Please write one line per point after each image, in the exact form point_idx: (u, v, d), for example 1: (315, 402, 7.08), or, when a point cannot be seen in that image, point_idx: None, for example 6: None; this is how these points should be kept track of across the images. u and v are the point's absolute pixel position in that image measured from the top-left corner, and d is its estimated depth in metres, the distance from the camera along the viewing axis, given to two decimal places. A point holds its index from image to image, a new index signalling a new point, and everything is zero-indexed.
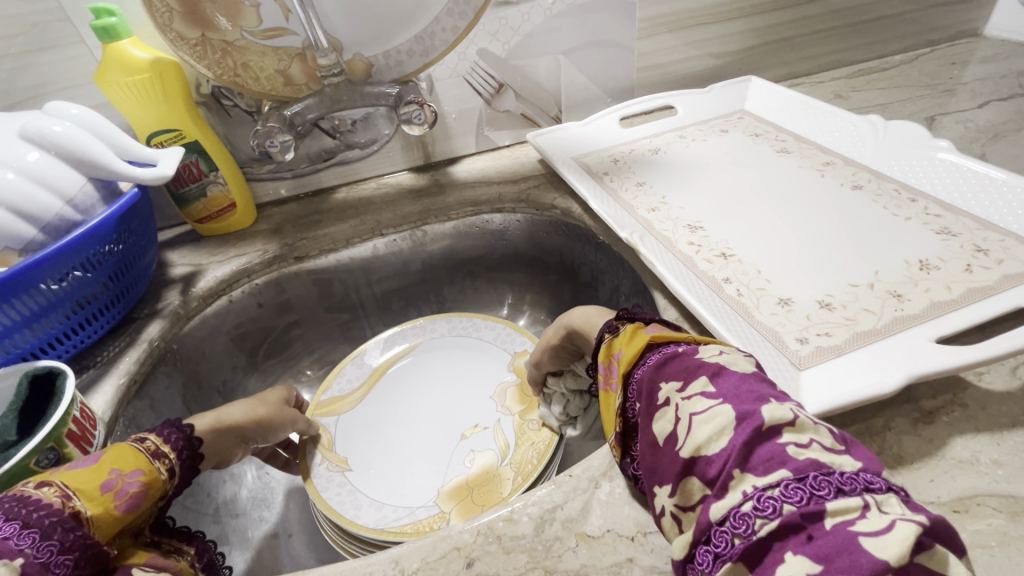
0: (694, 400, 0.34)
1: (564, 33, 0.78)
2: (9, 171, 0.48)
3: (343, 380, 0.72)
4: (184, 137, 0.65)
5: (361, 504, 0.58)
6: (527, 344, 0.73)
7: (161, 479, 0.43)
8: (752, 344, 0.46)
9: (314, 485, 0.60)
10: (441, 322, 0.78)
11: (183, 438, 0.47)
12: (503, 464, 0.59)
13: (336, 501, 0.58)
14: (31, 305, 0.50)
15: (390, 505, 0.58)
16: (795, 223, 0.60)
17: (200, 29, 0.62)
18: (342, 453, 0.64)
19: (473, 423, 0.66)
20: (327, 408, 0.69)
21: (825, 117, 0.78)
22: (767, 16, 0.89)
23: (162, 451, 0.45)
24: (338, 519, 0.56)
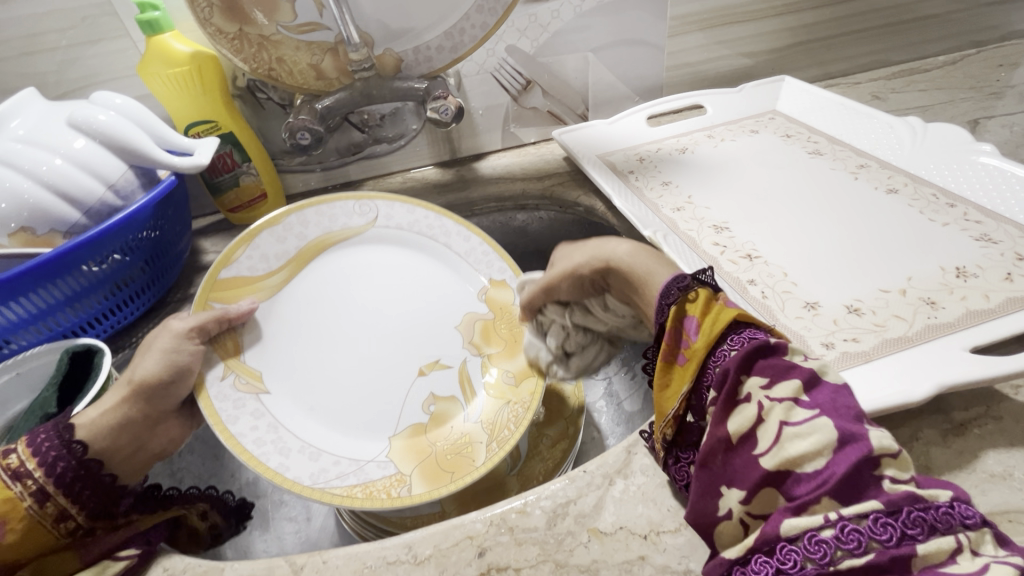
0: (787, 407, 0.33)
1: (593, 31, 0.77)
2: (56, 156, 0.51)
3: (256, 256, 0.57)
4: (220, 128, 0.67)
5: (290, 451, 0.51)
6: (505, 274, 0.65)
7: (24, 506, 0.39)
8: None
9: (218, 412, 0.49)
10: (399, 209, 0.65)
11: (60, 447, 0.41)
12: (471, 422, 0.58)
13: (259, 446, 0.49)
14: (74, 285, 0.52)
15: (329, 455, 0.52)
16: (822, 226, 0.58)
17: (238, 24, 0.64)
18: (254, 366, 0.53)
19: (433, 358, 0.61)
20: (229, 289, 0.55)
21: (862, 118, 0.76)
22: (804, 15, 0.86)
23: (25, 470, 0.39)
24: (261, 468, 0.48)
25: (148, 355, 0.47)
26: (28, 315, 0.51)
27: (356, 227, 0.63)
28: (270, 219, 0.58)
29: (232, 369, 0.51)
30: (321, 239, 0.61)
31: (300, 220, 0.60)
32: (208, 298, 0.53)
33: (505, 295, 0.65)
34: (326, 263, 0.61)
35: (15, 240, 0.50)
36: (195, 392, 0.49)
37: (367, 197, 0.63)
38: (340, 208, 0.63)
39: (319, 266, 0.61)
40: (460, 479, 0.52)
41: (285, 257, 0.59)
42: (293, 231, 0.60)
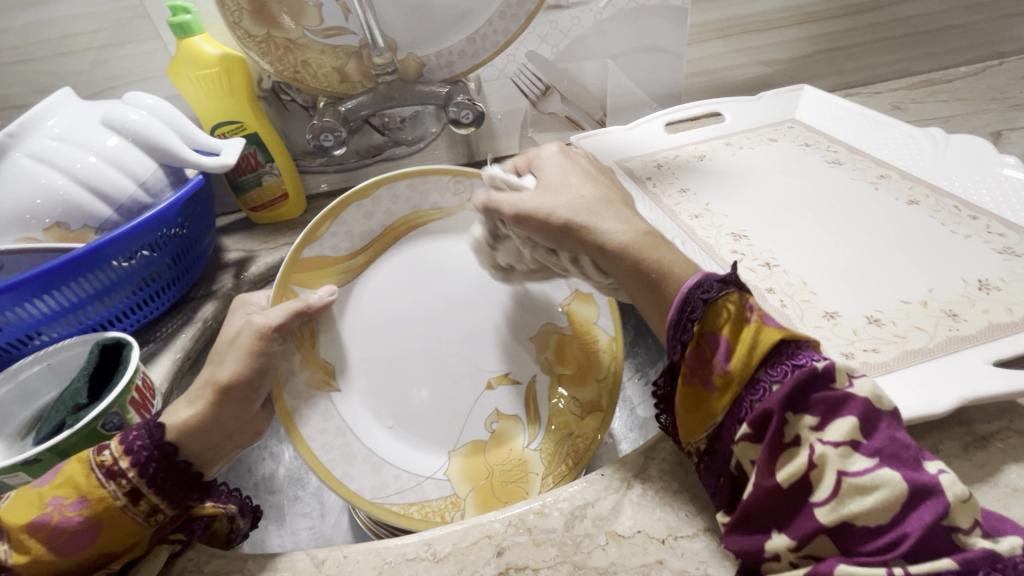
0: (844, 453, 0.31)
1: (613, 37, 0.78)
2: (91, 154, 0.52)
3: (341, 233, 0.56)
4: (245, 129, 0.68)
5: (354, 459, 0.53)
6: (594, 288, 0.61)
7: (116, 505, 0.37)
8: None
9: (291, 411, 0.50)
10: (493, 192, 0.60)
11: (151, 447, 0.39)
12: (530, 449, 0.58)
13: (326, 454, 0.51)
14: (105, 280, 0.54)
15: (391, 467, 0.54)
16: (840, 236, 0.58)
17: (266, 27, 0.65)
18: (329, 361, 0.54)
19: (502, 372, 0.60)
20: (310, 271, 0.54)
21: (883, 128, 0.76)
22: (824, 24, 0.86)
23: (120, 468, 0.38)
24: (329, 478, 0.50)
25: (233, 355, 0.44)
26: (58, 309, 0.52)
27: (446, 208, 0.60)
28: (356, 195, 0.55)
29: (308, 364, 0.52)
30: (405, 221, 0.59)
31: (389, 195, 0.57)
32: (288, 281, 0.52)
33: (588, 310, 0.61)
34: (407, 252, 0.60)
35: (51, 235, 0.52)
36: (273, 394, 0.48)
37: (460, 173, 0.58)
38: (432, 183, 0.59)
39: (398, 255, 0.59)
40: None
41: (369, 236, 0.57)
42: (379, 207, 0.57)
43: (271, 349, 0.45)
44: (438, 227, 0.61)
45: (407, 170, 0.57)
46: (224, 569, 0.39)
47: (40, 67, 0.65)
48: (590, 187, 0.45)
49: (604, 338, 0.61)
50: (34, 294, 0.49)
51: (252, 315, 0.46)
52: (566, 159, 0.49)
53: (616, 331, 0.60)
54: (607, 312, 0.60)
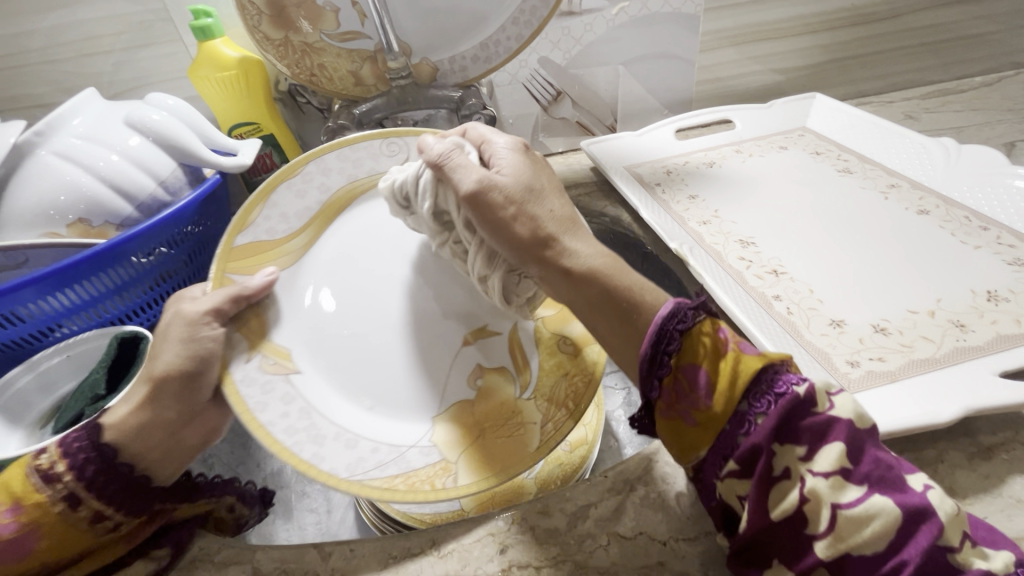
0: (835, 485, 0.31)
1: (624, 44, 0.79)
2: (113, 153, 0.54)
3: (275, 215, 0.52)
4: (261, 130, 0.70)
5: (324, 439, 0.45)
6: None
7: (56, 511, 0.37)
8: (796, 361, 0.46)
9: (246, 400, 0.44)
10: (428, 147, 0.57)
11: (89, 449, 0.39)
12: (524, 398, 0.51)
13: (290, 436, 0.44)
14: (124, 275, 0.55)
15: (366, 442, 0.47)
16: (848, 245, 0.58)
17: (284, 31, 0.66)
18: (283, 345, 0.49)
19: (480, 325, 0.56)
20: (247, 258, 0.50)
21: (894, 138, 0.76)
22: (837, 33, 0.86)
23: (56, 472, 0.38)
24: (294, 461, 0.43)
25: (169, 345, 0.43)
26: (78, 303, 0.53)
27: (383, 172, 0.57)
28: (285, 172, 0.52)
29: (258, 351, 0.47)
30: (345, 191, 0.56)
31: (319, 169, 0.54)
32: (224, 270, 0.48)
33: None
34: (346, 228, 0.57)
35: (73, 230, 0.53)
36: (220, 383, 0.44)
37: (393, 134, 0.56)
38: (365, 150, 0.56)
39: (347, 225, 0.57)
40: (513, 468, 0.46)
41: (308, 215, 0.54)
42: (312, 183, 0.54)
43: (215, 334, 0.44)
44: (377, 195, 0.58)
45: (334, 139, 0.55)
46: (233, 559, 0.40)
47: (66, 67, 0.67)
48: (557, 204, 0.44)
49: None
50: (56, 288, 0.51)
51: (180, 305, 0.45)
52: (527, 162, 0.47)
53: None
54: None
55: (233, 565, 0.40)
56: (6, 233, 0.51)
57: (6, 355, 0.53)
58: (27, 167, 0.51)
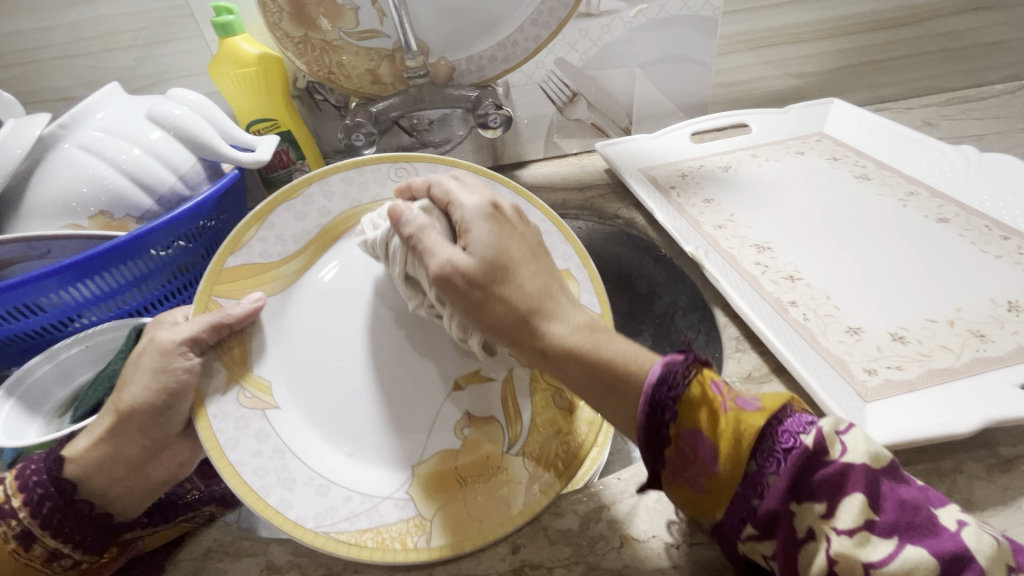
0: (863, 541, 0.30)
1: (641, 46, 0.79)
2: (135, 146, 0.55)
3: (270, 238, 0.48)
4: (280, 127, 0.70)
5: (295, 484, 0.41)
6: (570, 263, 0.56)
7: (10, 548, 0.37)
8: (814, 368, 0.45)
9: (217, 437, 0.41)
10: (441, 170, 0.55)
11: (48, 485, 0.38)
12: (512, 454, 0.46)
13: (259, 479, 0.40)
14: (142, 267, 0.56)
15: (339, 490, 0.42)
16: (866, 252, 0.58)
17: (303, 29, 0.67)
18: (265, 377, 0.45)
19: (472, 369, 0.51)
20: (235, 282, 0.46)
21: (913, 145, 0.75)
22: (856, 38, 0.86)
23: (11, 508, 0.37)
24: (258, 506, 0.39)
25: (137, 377, 0.40)
26: (97, 294, 0.54)
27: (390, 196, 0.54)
28: (283, 194, 0.49)
29: (235, 382, 0.43)
30: (346, 215, 0.53)
31: (322, 192, 0.51)
32: (210, 293, 0.45)
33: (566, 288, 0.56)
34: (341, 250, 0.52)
35: (94, 223, 0.53)
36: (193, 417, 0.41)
37: (402, 160, 0.54)
38: (371, 173, 0.53)
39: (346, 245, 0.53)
40: (494, 533, 0.40)
41: (304, 238, 0.50)
42: (313, 206, 0.51)
43: (190, 365, 0.40)
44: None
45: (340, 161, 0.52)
46: (247, 551, 0.41)
47: (88, 61, 0.68)
48: (529, 277, 0.41)
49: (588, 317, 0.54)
50: (76, 279, 0.51)
51: (157, 332, 0.41)
52: (496, 228, 0.43)
53: (602, 308, 0.55)
54: (588, 288, 0.56)
55: (247, 557, 0.41)
56: (31, 224, 0.52)
57: (28, 344, 0.54)
58: (52, 159, 0.52)
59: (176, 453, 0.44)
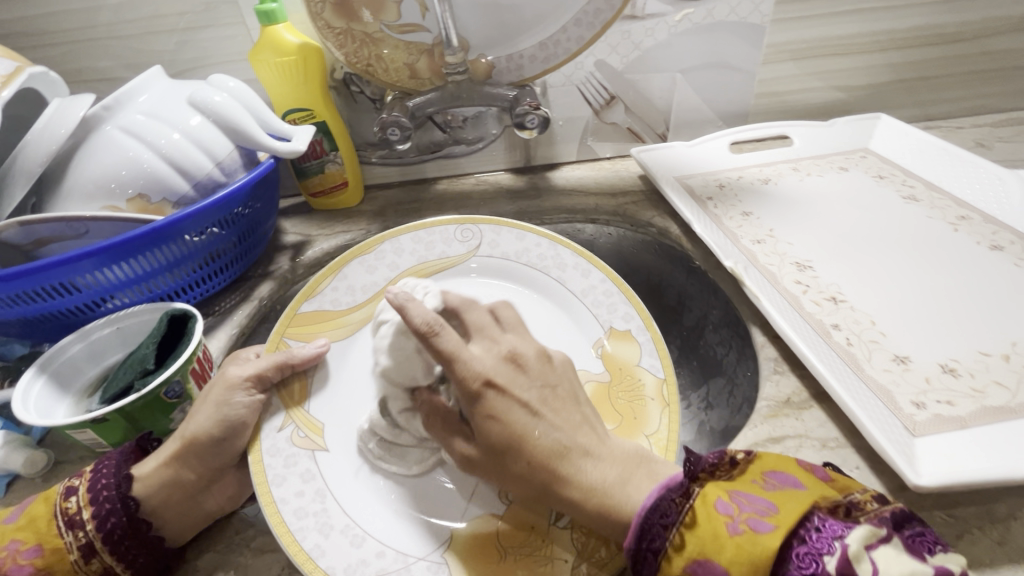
0: None
1: (684, 52, 0.77)
2: (175, 131, 0.55)
3: (343, 286, 0.56)
4: (314, 117, 0.70)
5: (331, 530, 0.42)
6: (631, 324, 0.57)
7: (71, 560, 0.38)
8: (859, 398, 0.43)
9: (266, 470, 0.43)
10: (506, 233, 0.62)
11: (115, 500, 0.40)
12: (558, 525, 0.43)
13: (297, 520, 0.41)
14: (175, 252, 0.56)
15: (373, 542, 0.42)
16: (915, 279, 0.55)
17: (346, 20, 0.67)
18: (317, 417, 0.48)
19: None
20: (307, 326, 0.53)
21: (966, 166, 0.72)
22: (909, 52, 0.83)
23: (80, 519, 0.39)
24: (292, 549, 0.40)
25: (203, 408, 0.44)
26: (131, 277, 0.54)
27: (455, 255, 0.61)
28: (359, 249, 0.58)
29: (293, 420, 0.47)
30: (413, 270, 0.60)
31: (393, 248, 0.59)
32: (283, 334, 0.52)
33: (628, 350, 0.56)
34: None
35: (132, 206, 0.54)
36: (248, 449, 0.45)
37: (468, 222, 0.62)
38: (440, 234, 0.62)
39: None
40: None
41: (373, 289, 0.57)
42: (384, 260, 0.59)
43: (249, 402, 0.45)
44: (443, 275, 0.61)
45: (411, 223, 0.61)
46: (268, 547, 0.42)
47: (132, 43, 0.69)
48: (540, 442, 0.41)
49: (650, 382, 0.53)
50: (112, 261, 0.51)
51: (228, 366, 0.46)
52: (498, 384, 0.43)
53: (665, 372, 0.53)
54: (651, 351, 0.55)
55: (268, 553, 0.41)
56: (70, 203, 0.52)
57: (62, 322, 0.54)
58: (95, 141, 0.53)
59: (225, 485, 0.45)
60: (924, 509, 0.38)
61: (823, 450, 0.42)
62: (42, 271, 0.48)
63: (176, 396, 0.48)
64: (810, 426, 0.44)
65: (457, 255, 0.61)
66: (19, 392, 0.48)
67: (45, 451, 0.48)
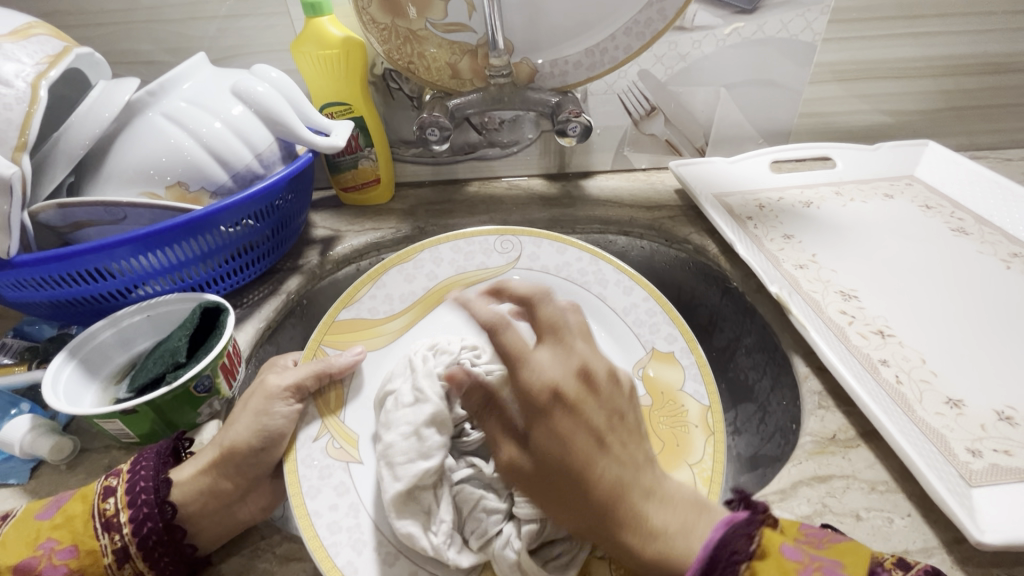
0: None
1: (731, 67, 0.75)
2: (217, 120, 0.54)
3: (380, 296, 0.57)
4: (352, 112, 0.69)
5: (364, 547, 0.42)
6: (675, 346, 0.56)
7: (104, 563, 0.38)
8: (911, 440, 0.41)
9: (301, 482, 0.44)
10: (546, 246, 0.62)
11: (153, 505, 0.40)
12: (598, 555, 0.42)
13: (330, 535, 0.42)
14: (211, 243, 0.55)
15: (404, 562, 0.41)
16: (967, 317, 0.53)
17: (391, 16, 0.66)
18: (351, 429, 0.49)
19: None
20: (342, 333, 0.54)
21: (1017, 201, 0.70)
22: (962, 80, 0.80)
23: (117, 522, 0.39)
24: (327, 566, 0.39)
25: (241, 418, 0.44)
26: (164, 266, 0.54)
27: (495, 266, 0.61)
28: (399, 259, 0.59)
29: (327, 430, 0.48)
30: (451, 280, 0.60)
31: (431, 258, 0.60)
32: (320, 342, 0.53)
33: (670, 373, 0.55)
34: (451, 307, 0.59)
35: (170, 193, 0.53)
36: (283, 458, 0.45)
37: (509, 233, 0.62)
38: (479, 244, 0.62)
39: (448, 309, 0.59)
40: None
41: (411, 298, 0.58)
42: (423, 269, 0.60)
43: (288, 412, 0.46)
44: (485, 285, 0.61)
45: (453, 233, 0.62)
46: (293, 555, 0.41)
47: (175, 28, 0.68)
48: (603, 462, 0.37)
49: (694, 409, 0.52)
50: (148, 249, 0.51)
51: (268, 375, 0.48)
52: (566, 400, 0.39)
53: (710, 400, 0.52)
54: (696, 376, 0.54)
55: (294, 561, 0.41)
56: (109, 188, 0.52)
57: (93, 307, 0.54)
58: (137, 126, 0.52)
59: (259, 496, 0.44)
60: (979, 565, 0.36)
61: (871, 493, 0.40)
62: (78, 255, 0.48)
63: (204, 390, 0.48)
64: (857, 466, 0.42)
65: (496, 266, 0.61)
66: (50, 376, 0.48)
67: (72, 438, 0.48)
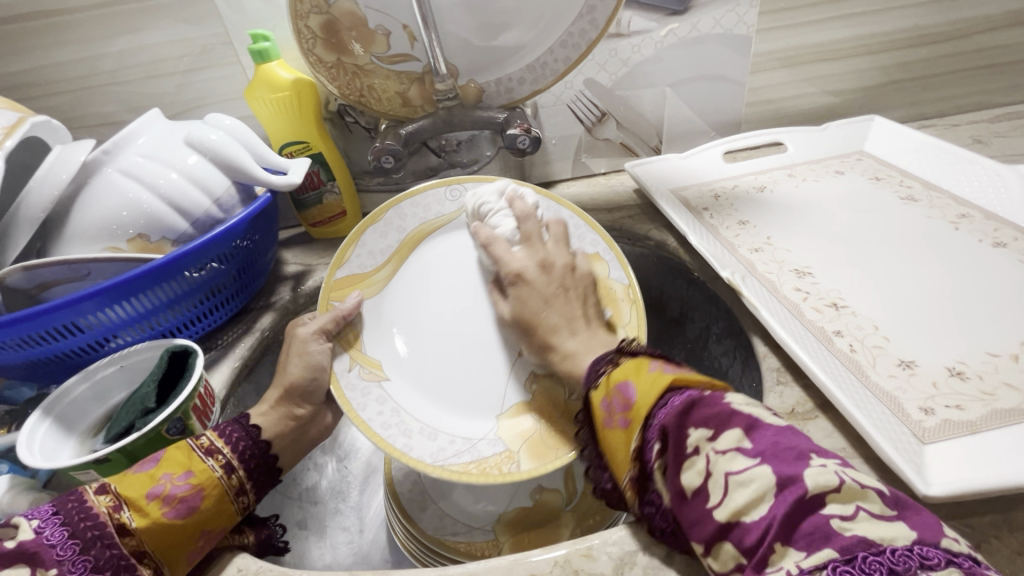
0: (729, 457, 0.32)
1: (672, 66, 0.77)
2: (173, 171, 0.56)
3: (364, 252, 0.58)
4: (310, 148, 0.71)
5: (412, 432, 0.53)
6: (599, 246, 0.61)
7: (216, 477, 0.45)
8: (864, 407, 0.42)
9: (349, 400, 0.53)
10: (486, 186, 0.62)
11: (240, 429, 0.49)
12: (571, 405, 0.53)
13: (386, 429, 0.52)
14: (177, 289, 0.57)
15: (444, 436, 0.54)
16: (919, 280, 0.54)
17: (337, 54, 0.68)
18: (374, 356, 0.56)
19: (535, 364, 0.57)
20: (344, 286, 0.56)
21: (962, 163, 0.72)
22: (898, 55, 0.83)
23: (216, 447, 0.47)
24: (389, 449, 0.51)
25: (291, 361, 0.52)
26: (134, 315, 0.55)
27: (449, 215, 0.61)
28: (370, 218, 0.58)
29: (357, 360, 0.55)
30: (417, 231, 0.60)
31: (398, 215, 0.59)
32: (329, 298, 0.56)
33: (599, 268, 0.60)
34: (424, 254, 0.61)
35: (132, 245, 0.55)
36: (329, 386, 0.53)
37: (455, 181, 0.61)
38: (432, 196, 0.61)
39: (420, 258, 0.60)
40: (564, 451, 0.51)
41: (389, 252, 0.59)
42: (393, 226, 0.59)
43: (323, 348, 0.52)
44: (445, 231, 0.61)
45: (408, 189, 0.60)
46: None
47: (134, 88, 0.71)
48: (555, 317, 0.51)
49: (618, 288, 0.59)
50: (115, 300, 0.52)
51: (298, 326, 0.54)
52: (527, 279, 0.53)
53: (630, 279, 0.59)
54: (617, 265, 0.60)
55: None
56: (73, 247, 0.54)
57: (66, 363, 0.55)
58: (96, 185, 0.54)
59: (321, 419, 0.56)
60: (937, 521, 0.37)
61: None
62: (44, 315, 0.49)
63: (177, 432, 0.49)
64: (816, 437, 0.43)
65: (450, 212, 0.61)
66: (24, 438, 0.49)
67: (51, 493, 0.49)
